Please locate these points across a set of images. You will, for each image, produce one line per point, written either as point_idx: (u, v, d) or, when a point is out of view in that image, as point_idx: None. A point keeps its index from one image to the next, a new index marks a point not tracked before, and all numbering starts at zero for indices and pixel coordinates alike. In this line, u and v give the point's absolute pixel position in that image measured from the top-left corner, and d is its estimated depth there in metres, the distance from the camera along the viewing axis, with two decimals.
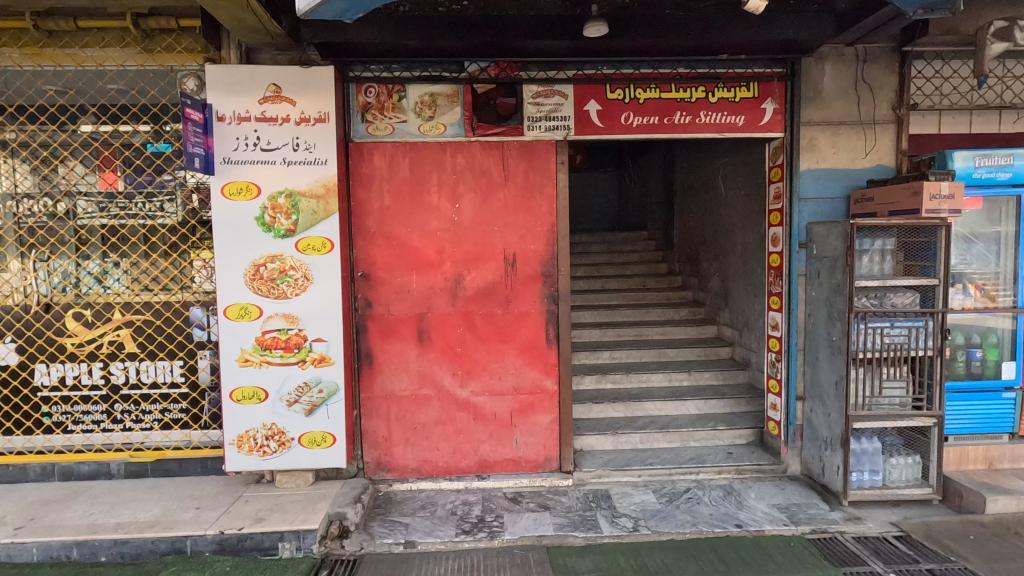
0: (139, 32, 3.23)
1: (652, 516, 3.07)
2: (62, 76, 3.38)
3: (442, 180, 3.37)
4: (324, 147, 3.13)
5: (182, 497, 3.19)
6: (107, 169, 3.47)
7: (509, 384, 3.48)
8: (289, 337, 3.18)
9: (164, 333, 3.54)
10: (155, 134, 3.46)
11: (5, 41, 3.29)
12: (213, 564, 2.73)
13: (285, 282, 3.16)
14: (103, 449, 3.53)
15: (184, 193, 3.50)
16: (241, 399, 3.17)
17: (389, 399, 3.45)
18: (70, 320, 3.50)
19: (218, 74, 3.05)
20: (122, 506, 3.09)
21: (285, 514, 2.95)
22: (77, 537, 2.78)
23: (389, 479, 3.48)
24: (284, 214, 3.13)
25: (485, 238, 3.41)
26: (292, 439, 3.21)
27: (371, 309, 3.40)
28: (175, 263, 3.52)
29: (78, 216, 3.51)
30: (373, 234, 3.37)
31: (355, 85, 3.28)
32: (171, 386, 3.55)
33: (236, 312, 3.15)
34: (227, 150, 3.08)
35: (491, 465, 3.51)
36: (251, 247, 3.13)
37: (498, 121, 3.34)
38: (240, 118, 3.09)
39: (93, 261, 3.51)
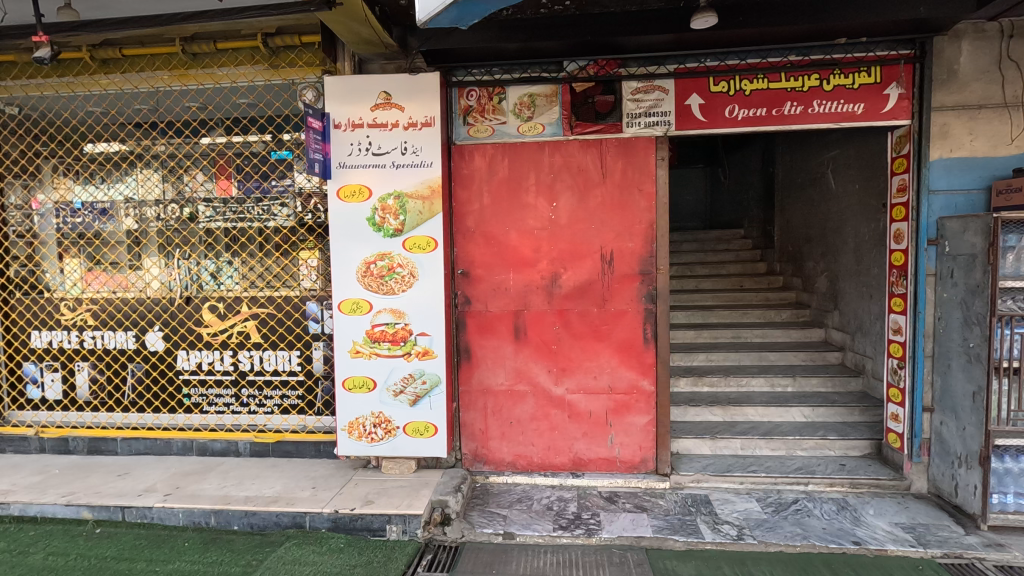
0: (267, 49, 3.54)
1: (758, 525, 2.93)
2: (202, 93, 3.77)
3: (540, 179, 3.41)
4: (430, 150, 3.28)
5: (300, 477, 3.45)
6: (222, 177, 3.85)
7: (604, 383, 3.46)
8: (396, 331, 3.36)
9: (284, 325, 3.86)
10: (278, 142, 3.78)
11: (157, 65, 3.70)
12: (329, 540, 2.93)
13: (393, 279, 3.34)
14: (232, 430, 3.90)
15: (303, 197, 3.78)
16: (352, 387, 3.40)
17: (485, 393, 3.54)
18: (207, 311, 3.92)
19: (336, 85, 3.29)
20: (250, 481, 3.41)
21: (391, 499, 3.11)
22: (214, 506, 3.10)
23: (485, 471, 3.58)
24: (393, 214, 3.31)
25: (582, 237, 3.41)
26: (398, 428, 3.39)
27: (470, 306, 3.51)
28: (293, 262, 3.83)
29: (213, 219, 3.91)
30: (472, 233, 3.48)
31: (457, 89, 3.40)
32: (290, 374, 3.86)
33: (349, 306, 3.38)
34: (342, 156, 3.31)
35: (585, 463, 3.51)
36: (363, 246, 3.34)
37: (597, 119, 3.33)
38: (353, 124, 3.31)
39: (226, 259, 3.90)
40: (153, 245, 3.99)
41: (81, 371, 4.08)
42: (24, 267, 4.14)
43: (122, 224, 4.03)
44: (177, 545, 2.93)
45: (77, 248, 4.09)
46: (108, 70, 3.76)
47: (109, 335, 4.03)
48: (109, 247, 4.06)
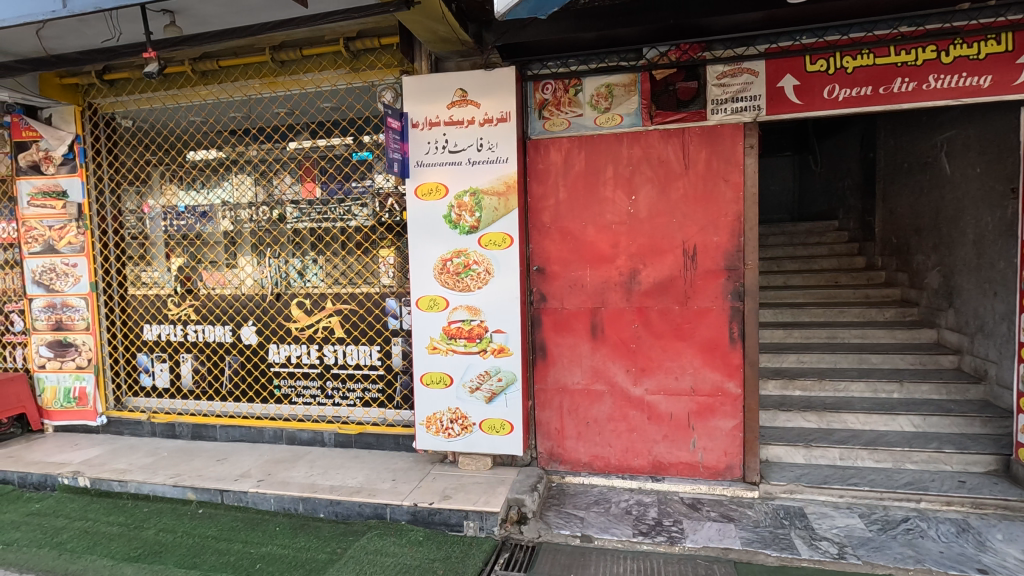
0: (349, 53, 3.64)
1: (862, 544, 2.68)
2: (290, 99, 3.96)
3: (618, 172, 3.30)
4: (506, 146, 3.25)
5: (381, 469, 3.55)
6: (308, 179, 4.03)
7: (687, 384, 3.29)
8: (472, 327, 3.37)
9: (365, 321, 3.99)
10: (359, 143, 3.89)
11: (250, 74, 3.93)
12: (409, 532, 2.99)
13: (469, 276, 3.35)
14: (318, 420, 4.07)
15: (382, 197, 3.88)
16: (430, 382, 3.45)
17: (561, 392, 3.48)
18: (295, 307, 4.13)
19: (414, 85, 3.34)
20: (334, 471, 3.55)
21: (468, 495, 3.13)
22: (302, 494, 3.24)
23: (561, 471, 3.52)
24: (468, 212, 3.32)
25: (663, 231, 3.26)
26: (474, 424, 3.40)
27: (545, 303, 3.46)
28: (371, 260, 3.94)
29: (300, 220, 4.10)
30: (548, 228, 3.42)
31: (533, 83, 3.35)
32: (371, 368, 3.99)
33: (426, 303, 3.43)
34: (420, 154, 3.36)
35: (666, 467, 3.36)
36: (440, 243, 3.38)
37: (678, 107, 3.17)
38: (430, 123, 3.35)
39: (312, 257, 4.08)
40: (247, 245, 4.25)
41: (186, 362, 4.41)
42: (137, 266, 4.53)
43: (220, 226, 4.32)
44: (270, 529, 3.09)
45: (181, 248, 4.43)
46: (207, 82, 4.03)
47: (209, 329, 4.34)
48: (208, 247, 4.37)
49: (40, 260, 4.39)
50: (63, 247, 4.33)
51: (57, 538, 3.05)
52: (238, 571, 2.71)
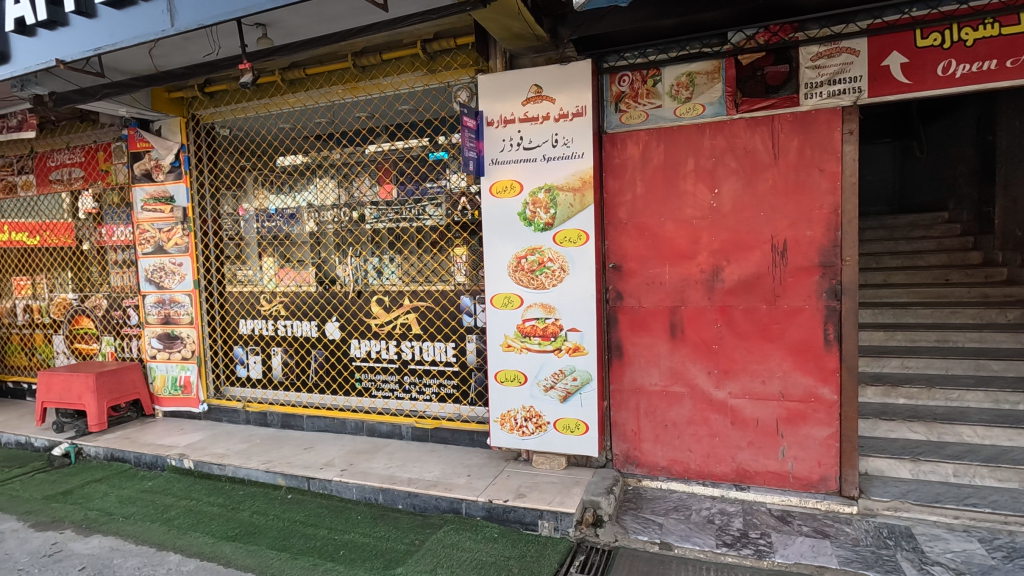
0: (426, 55, 3.72)
1: (984, 573, 2.40)
2: (370, 103, 4.10)
3: (699, 164, 3.14)
4: (581, 141, 3.19)
5: (456, 464, 3.60)
6: (385, 180, 4.17)
7: (775, 389, 3.09)
8: (546, 325, 3.34)
9: (441, 317, 4.07)
10: (435, 144, 3.96)
11: (334, 80, 4.10)
12: (484, 529, 3.00)
13: (544, 273, 3.32)
14: (396, 414, 4.19)
15: (456, 195, 3.93)
16: (504, 380, 3.46)
17: (638, 393, 3.37)
18: (375, 304, 4.28)
19: (489, 83, 3.37)
20: (412, 464, 3.63)
21: (543, 494, 3.10)
22: (382, 485, 3.35)
23: (638, 474, 3.41)
24: (543, 209, 3.28)
25: (749, 226, 3.07)
26: (548, 423, 3.37)
27: (622, 301, 3.37)
28: (443, 259, 4.02)
29: (378, 220, 4.24)
30: (625, 225, 3.32)
31: (609, 76, 3.27)
32: (446, 364, 4.06)
33: (501, 301, 3.44)
34: (494, 153, 3.38)
35: (751, 475, 3.17)
36: (514, 241, 3.38)
37: (767, 93, 2.98)
38: (505, 121, 3.35)
39: (389, 256, 4.22)
40: (330, 245, 4.46)
41: (276, 355, 4.69)
42: (234, 264, 4.87)
43: (306, 227, 4.55)
44: (352, 517, 3.22)
45: (272, 249, 4.71)
46: (295, 90, 4.25)
47: (297, 324, 4.59)
48: (295, 247, 4.62)
49: (152, 260, 4.82)
50: (170, 247, 4.72)
51: (166, 515, 3.32)
52: (324, 555, 2.83)
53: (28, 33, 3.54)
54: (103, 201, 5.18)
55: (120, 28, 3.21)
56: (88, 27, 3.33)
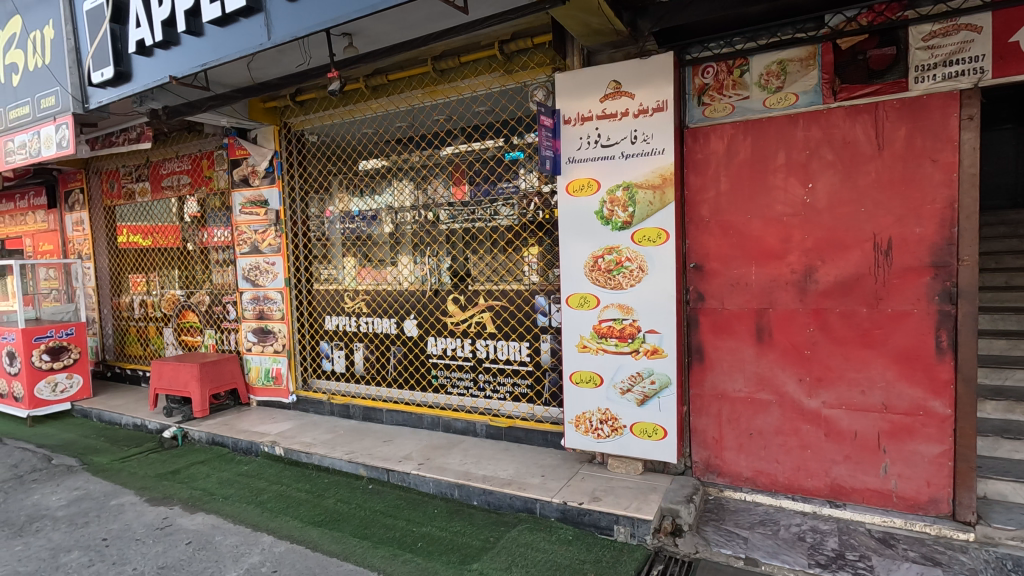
0: (502, 56, 3.73)
1: None
2: (449, 106, 4.18)
3: (791, 158, 2.94)
4: (662, 137, 3.08)
5: (530, 464, 3.60)
6: (459, 183, 4.25)
7: (876, 400, 2.84)
8: (624, 327, 3.26)
9: (516, 317, 4.08)
10: (511, 143, 3.98)
11: (414, 85, 4.21)
12: (559, 530, 2.98)
13: (621, 273, 3.24)
14: (471, 411, 4.25)
15: (530, 195, 3.92)
16: (579, 381, 3.42)
17: (720, 399, 3.22)
18: (451, 303, 4.37)
19: (567, 81, 3.34)
20: (486, 461, 3.67)
21: (619, 499, 3.03)
22: (458, 480, 3.41)
23: (720, 484, 3.26)
24: (621, 207, 3.21)
25: (847, 223, 2.85)
26: (625, 426, 3.29)
27: (703, 303, 3.23)
28: (515, 258, 4.04)
29: (453, 222, 4.33)
30: (707, 223, 3.18)
31: (692, 68, 3.16)
32: (520, 363, 4.07)
33: (576, 301, 3.40)
34: (572, 151, 3.35)
35: (848, 492, 2.94)
36: (591, 241, 3.33)
37: (869, 78, 2.75)
38: (583, 118, 3.31)
39: (464, 256, 4.29)
40: (408, 245, 4.59)
41: (358, 350, 4.90)
42: (320, 264, 5.14)
43: (385, 228, 4.72)
44: (430, 511, 3.30)
45: (354, 249, 4.93)
46: (377, 96, 4.40)
47: (378, 321, 4.77)
48: (375, 247, 4.80)
49: (248, 259, 5.19)
50: (264, 248, 5.06)
51: (259, 498, 3.56)
52: (403, 546, 2.92)
53: (146, 54, 3.91)
54: (206, 205, 5.63)
55: (224, 45, 3.47)
56: (196, 45, 3.62)
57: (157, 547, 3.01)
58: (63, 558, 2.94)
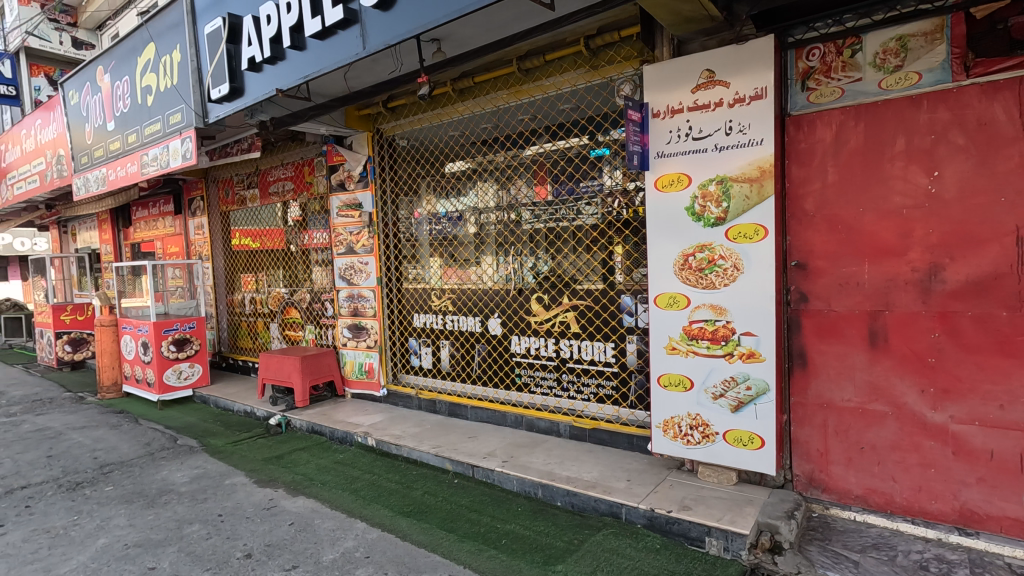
0: (588, 52, 3.66)
1: None
2: (533, 105, 4.19)
3: (912, 144, 2.65)
4: (760, 126, 2.89)
5: (615, 467, 3.51)
6: (541, 183, 4.26)
7: (1019, 417, 2.49)
8: (716, 328, 3.10)
9: (601, 317, 4.02)
10: (596, 140, 3.93)
11: (499, 86, 4.26)
12: (645, 538, 2.88)
13: (714, 272, 3.08)
14: (554, 411, 4.22)
15: (613, 191, 3.85)
16: (668, 384, 3.29)
17: (826, 409, 2.97)
18: (535, 302, 4.38)
19: (655, 73, 3.23)
20: (570, 462, 3.63)
21: (711, 509, 2.88)
22: (541, 480, 3.39)
23: (825, 500, 3.00)
24: (714, 202, 3.05)
25: (982, 215, 2.51)
26: (717, 433, 3.13)
27: (806, 304, 2.99)
28: (596, 257, 4.02)
29: (535, 221, 4.33)
30: (812, 218, 2.95)
31: (795, 51, 2.94)
32: (605, 364, 3.99)
33: (665, 301, 3.28)
34: (661, 145, 3.23)
35: (981, 520, 2.60)
36: (680, 238, 3.19)
37: (1011, 50, 2.41)
38: (673, 111, 3.18)
39: (546, 255, 4.30)
40: (492, 245, 4.65)
41: (445, 347, 5.03)
42: (409, 264, 5.32)
43: (469, 229, 4.81)
44: (513, 508, 3.31)
45: (440, 250, 5.06)
46: (464, 98, 4.49)
47: (463, 319, 4.87)
48: (460, 246, 4.91)
49: (344, 259, 5.49)
50: (359, 248, 5.33)
51: (353, 485, 3.75)
52: (488, 542, 2.95)
53: (257, 70, 4.24)
54: (308, 209, 6.03)
55: (324, 57, 3.68)
56: (300, 58, 3.88)
57: (264, 525, 3.25)
58: (186, 530, 3.26)
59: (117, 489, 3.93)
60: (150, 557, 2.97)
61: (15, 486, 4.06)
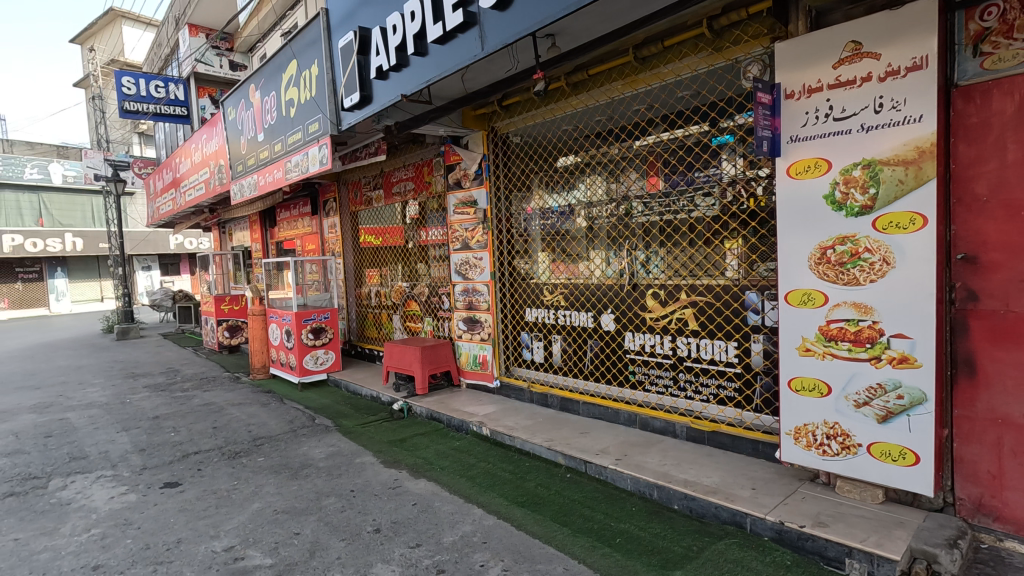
0: (712, 34, 3.45)
1: None
2: (650, 94, 4.05)
3: None
4: (918, 101, 2.55)
5: (738, 474, 3.31)
6: (653, 174, 4.14)
7: None
8: (860, 329, 2.79)
9: (723, 314, 3.79)
10: (719, 127, 3.71)
11: (614, 77, 4.15)
12: (773, 552, 2.68)
13: (857, 266, 2.77)
14: (670, 411, 4.06)
15: (729, 185, 3.68)
16: (800, 389, 3.03)
17: (1000, 425, 2.56)
18: (650, 298, 4.25)
19: (789, 49, 2.97)
20: (688, 465, 3.48)
21: (851, 528, 2.61)
22: (657, 481, 3.29)
23: (997, 531, 2.59)
24: (859, 188, 2.75)
25: None
26: (860, 445, 2.82)
27: (975, 303, 2.60)
28: (712, 252, 3.84)
29: (649, 214, 4.22)
30: (984, 204, 2.55)
31: (964, 12, 2.56)
32: (727, 364, 3.77)
33: (798, 298, 3.02)
34: (795, 128, 2.97)
35: None
36: (817, 229, 2.91)
37: None
38: (810, 90, 2.91)
39: (656, 250, 4.21)
40: (604, 240, 4.58)
41: (556, 342, 5.05)
42: (520, 258, 5.39)
43: (579, 222, 4.78)
44: (627, 507, 3.25)
45: (551, 245, 5.07)
46: (578, 92, 4.44)
47: (575, 314, 4.85)
48: (571, 240, 4.88)
49: (460, 255, 5.71)
50: (474, 244, 5.51)
51: (470, 472, 3.90)
52: (601, 539, 2.92)
53: (383, 77, 4.53)
54: (427, 208, 6.35)
55: (444, 60, 3.84)
56: (422, 64, 4.08)
57: (390, 504, 3.50)
58: (323, 502, 3.59)
59: (267, 460, 4.43)
60: (296, 523, 3.32)
61: (190, 451, 4.75)
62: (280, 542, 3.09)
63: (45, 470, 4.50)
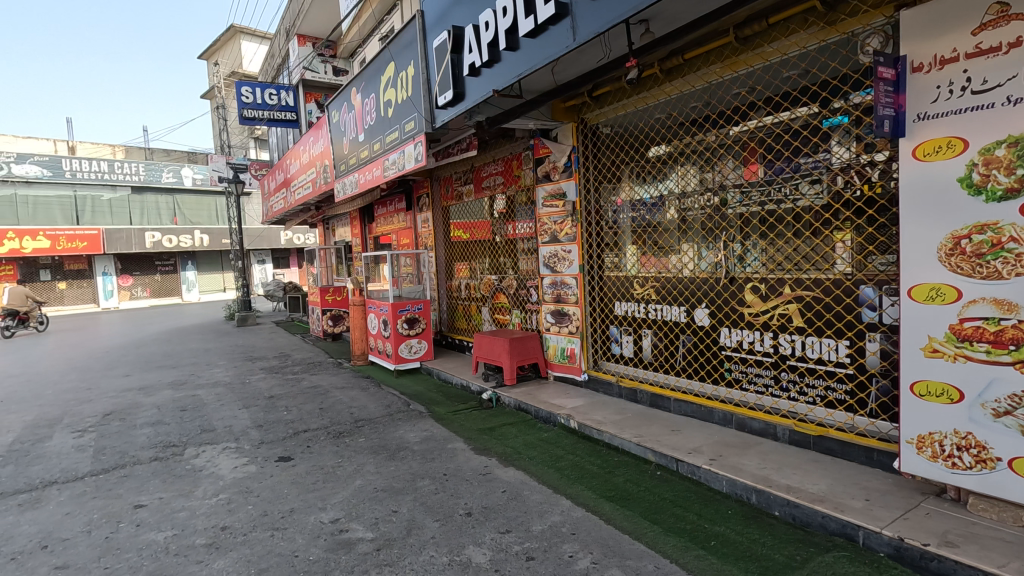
0: (824, 7, 3.19)
1: None
2: (752, 75, 3.82)
3: None
4: None
5: (848, 483, 3.06)
6: (751, 161, 3.94)
7: None
8: (1001, 329, 2.47)
9: (832, 310, 3.50)
10: (829, 109, 3.41)
11: (712, 60, 3.96)
12: (891, 570, 2.46)
13: (1000, 258, 2.46)
14: (771, 412, 3.84)
15: (832, 174, 3.45)
16: (925, 393, 2.75)
17: None
18: (750, 293, 4.01)
19: (917, 18, 2.68)
20: (791, 470, 3.27)
21: (987, 551, 2.33)
22: (756, 485, 3.13)
23: None
24: (1003, 169, 2.42)
25: None
26: (999, 459, 2.51)
27: None
28: (820, 245, 3.57)
29: (748, 204, 4.01)
30: None
31: None
32: (837, 365, 3.49)
33: (924, 294, 2.72)
34: (923, 105, 2.69)
35: None
36: (948, 217, 2.61)
37: None
38: (942, 61, 2.61)
39: (755, 242, 4.00)
40: (698, 233, 4.40)
41: (647, 337, 4.93)
42: (609, 251, 5.31)
43: (671, 214, 4.63)
44: (722, 510, 3.12)
45: (641, 238, 4.95)
46: (672, 78, 4.28)
47: (667, 309, 4.70)
48: (662, 233, 4.73)
49: (549, 248, 5.72)
50: (563, 237, 5.50)
51: (558, 464, 3.92)
52: (694, 540, 2.83)
53: (476, 74, 4.63)
54: (516, 202, 6.42)
55: (536, 53, 3.86)
56: (514, 58, 4.12)
57: (481, 489, 3.60)
58: (419, 483, 3.77)
59: (368, 441, 4.72)
60: (394, 501, 3.51)
61: (300, 429, 5.17)
62: (380, 518, 3.29)
63: (182, 439, 5.10)
